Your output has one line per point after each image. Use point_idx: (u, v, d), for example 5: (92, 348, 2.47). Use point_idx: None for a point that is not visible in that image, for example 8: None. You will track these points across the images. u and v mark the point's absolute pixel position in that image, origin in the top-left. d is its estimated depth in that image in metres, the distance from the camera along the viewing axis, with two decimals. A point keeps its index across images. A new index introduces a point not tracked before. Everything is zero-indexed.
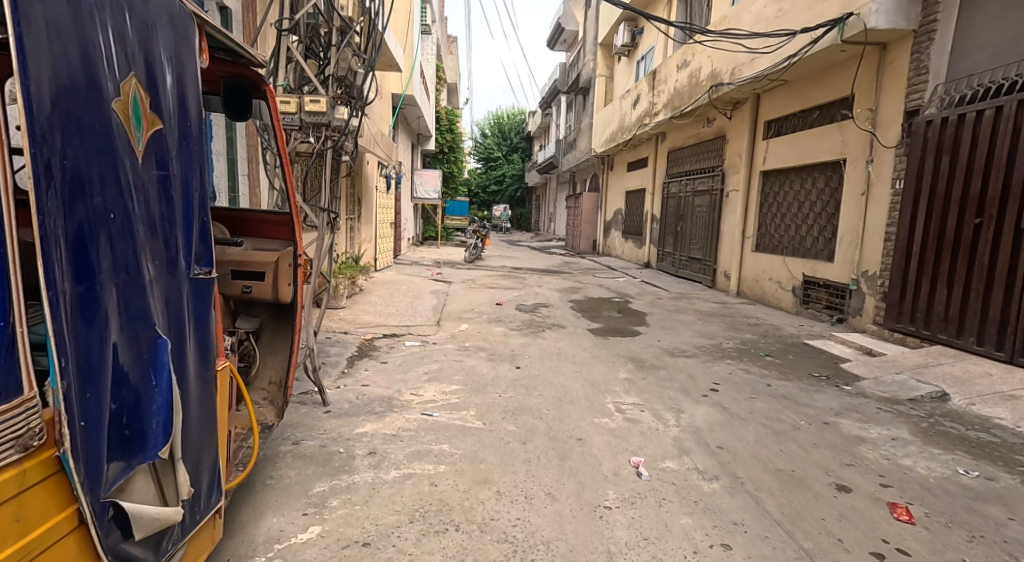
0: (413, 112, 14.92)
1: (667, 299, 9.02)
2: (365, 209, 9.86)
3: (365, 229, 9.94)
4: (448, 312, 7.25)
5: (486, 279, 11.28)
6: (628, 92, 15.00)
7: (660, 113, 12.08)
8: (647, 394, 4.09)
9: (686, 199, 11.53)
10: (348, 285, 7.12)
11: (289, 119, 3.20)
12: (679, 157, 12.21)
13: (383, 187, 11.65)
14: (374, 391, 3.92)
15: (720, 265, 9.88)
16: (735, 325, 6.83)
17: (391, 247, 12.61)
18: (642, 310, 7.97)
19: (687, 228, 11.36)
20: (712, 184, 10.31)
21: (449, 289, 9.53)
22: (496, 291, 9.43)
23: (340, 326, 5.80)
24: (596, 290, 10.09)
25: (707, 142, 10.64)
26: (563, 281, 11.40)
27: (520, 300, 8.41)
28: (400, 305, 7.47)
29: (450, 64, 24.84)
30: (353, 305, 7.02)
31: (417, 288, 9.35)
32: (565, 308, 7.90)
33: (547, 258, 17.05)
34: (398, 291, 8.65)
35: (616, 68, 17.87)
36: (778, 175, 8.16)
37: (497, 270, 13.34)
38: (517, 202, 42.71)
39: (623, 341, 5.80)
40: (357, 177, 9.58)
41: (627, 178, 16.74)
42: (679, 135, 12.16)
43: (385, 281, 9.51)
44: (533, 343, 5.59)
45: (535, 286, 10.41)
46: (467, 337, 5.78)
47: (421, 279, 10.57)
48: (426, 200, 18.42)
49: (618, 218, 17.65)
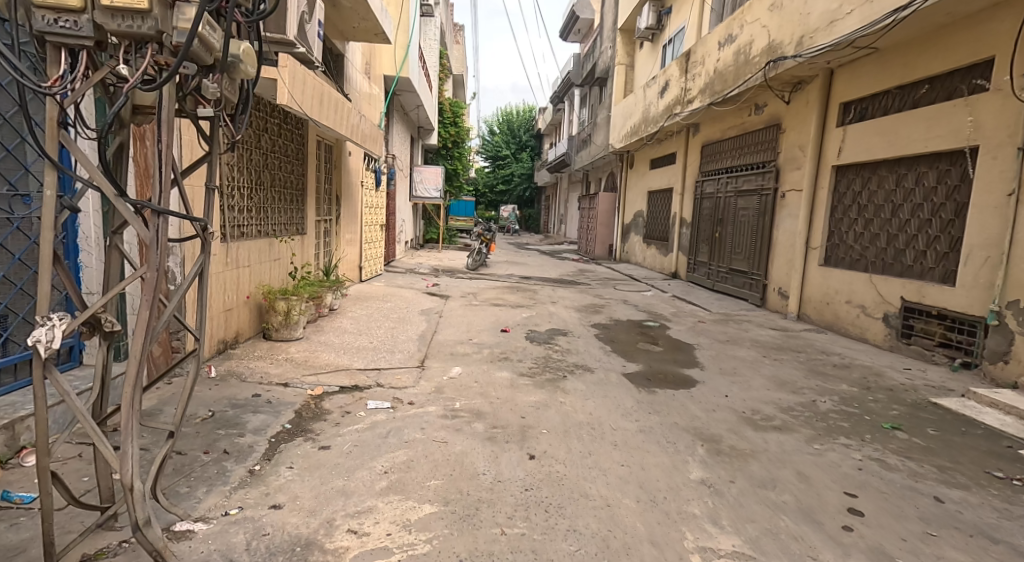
0: (411, 101, 13.37)
1: (712, 324, 7.34)
2: (344, 210, 8.31)
3: (345, 234, 8.35)
4: (440, 343, 5.61)
5: (491, 292, 9.66)
6: (653, 80, 13.37)
7: (696, 100, 10.41)
8: (750, 527, 2.42)
9: (727, 200, 9.86)
10: (309, 308, 5.53)
11: (69, 24, 1.54)
12: (719, 151, 10.51)
13: (371, 184, 10.09)
14: (286, 525, 2.29)
15: (773, 280, 8.20)
16: (817, 368, 5.15)
17: (381, 253, 11.04)
18: (686, 340, 6.31)
19: (728, 235, 9.69)
20: (762, 182, 8.63)
21: (445, 306, 7.91)
22: (501, 310, 7.82)
23: (282, 374, 4.17)
24: (621, 308, 8.44)
25: (755, 132, 9.00)
26: (579, 296, 9.73)
27: (531, 326, 6.77)
28: (378, 333, 5.85)
29: (455, 54, 23.32)
30: (314, 335, 5.40)
31: (407, 305, 7.72)
32: (588, 337, 6.26)
33: (560, 265, 15.40)
34: (381, 312, 7.02)
35: (639, 55, 16.29)
36: (859, 171, 6.48)
37: (503, 280, 11.72)
38: (526, 203, 41.20)
39: (679, 400, 4.13)
40: (334, 170, 7.99)
41: (650, 178, 15.06)
42: (717, 126, 10.52)
43: (367, 297, 7.90)
44: (553, 404, 3.94)
45: (549, 302, 8.78)
46: (460, 391, 4.13)
47: (414, 292, 8.98)
48: (426, 200, 16.87)
49: (638, 221, 16.02)
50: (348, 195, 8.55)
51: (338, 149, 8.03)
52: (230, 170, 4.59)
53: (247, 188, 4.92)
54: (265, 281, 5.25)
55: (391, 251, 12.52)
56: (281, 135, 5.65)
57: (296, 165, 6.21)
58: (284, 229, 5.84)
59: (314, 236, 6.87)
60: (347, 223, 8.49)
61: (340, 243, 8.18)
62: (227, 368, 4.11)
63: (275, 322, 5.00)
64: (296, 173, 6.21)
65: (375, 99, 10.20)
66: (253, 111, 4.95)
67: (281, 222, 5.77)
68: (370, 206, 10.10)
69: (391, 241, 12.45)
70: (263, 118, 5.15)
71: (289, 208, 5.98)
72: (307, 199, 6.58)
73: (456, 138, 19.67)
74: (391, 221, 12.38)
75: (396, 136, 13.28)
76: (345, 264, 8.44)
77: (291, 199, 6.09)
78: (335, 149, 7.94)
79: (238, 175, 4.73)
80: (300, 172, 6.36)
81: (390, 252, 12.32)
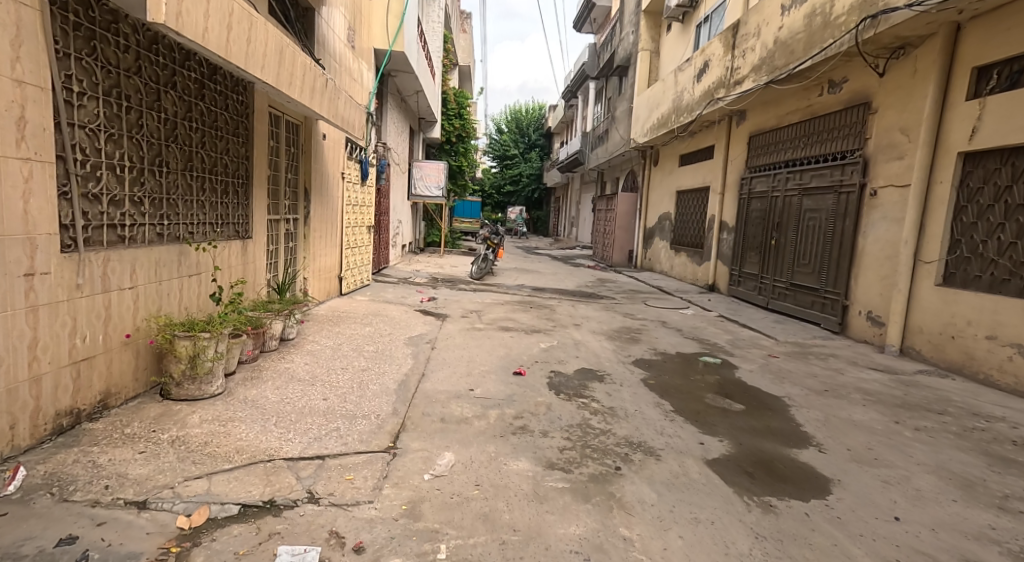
0: (409, 84, 11.74)
1: (789, 361, 5.61)
2: (314, 207, 6.62)
3: (316, 238, 6.70)
4: (431, 398, 3.93)
5: (500, 309, 7.98)
6: (688, 62, 11.70)
7: (747, 79, 8.72)
8: None
9: (790, 199, 8.13)
10: (241, 344, 3.85)
11: None
12: (777, 140, 8.78)
13: (356, 178, 8.42)
14: None
15: (859, 301, 6.47)
16: (995, 449, 3.41)
17: (369, 259, 9.37)
18: (767, 388, 4.60)
19: (791, 243, 7.97)
20: (841, 177, 6.91)
21: (441, 331, 6.22)
22: (515, 338, 6.13)
23: (153, 474, 2.49)
24: (662, 335, 6.73)
25: (831, 116, 7.30)
26: (605, 315, 8.01)
27: (555, 364, 5.07)
28: (343, 379, 4.16)
29: (461, 42, 21.71)
30: (246, 387, 3.71)
31: (393, 329, 6.04)
32: (636, 385, 4.55)
33: (577, 273, 13.70)
34: (357, 340, 5.35)
35: (667, 39, 14.72)
36: (1006, 157, 4.76)
37: (513, 292, 10.04)
38: (534, 204, 39.63)
39: (824, 531, 2.42)
40: (302, 155, 6.31)
41: (682, 176, 13.35)
42: (775, 111, 8.83)
43: (343, 319, 6.23)
44: (616, 549, 2.23)
45: (571, 324, 7.08)
46: (450, 512, 2.43)
47: (405, 310, 7.30)
48: (427, 199, 15.23)
49: (665, 224, 14.35)
50: (321, 189, 6.88)
51: (310, 129, 6.35)
52: (93, 135, 2.90)
53: (136, 167, 3.25)
54: (169, 307, 3.57)
55: (382, 256, 10.84)
56: (204, 97, 3.97)
57: (235, 141, 4.52)
58: (210, 229, 4.16)
59: (265, 239, 5.19)
60: (318, 223, 6.82)
61: (306, 249, 6.50)
62: (53, 464, 2.43)
63: (177, 373, 3.31)
64: (234, 154, 4.51)
65: (364, 74, 8.58)
66: (145, 49, 3.26)
67: (204, 221, 4.07)
68: (354, 203, 8.43)
69: (382, 244, 10.79)
70: (165, 65, 3.47)
71: (220, 200, 4.30)
72: (254, 190, 4.89)
73: (461, 131, 18.01)
74: (383, 221, 10.74)
75: (391, 124, 11.65)
76: (315, 274, 6.75)
77: (225, 189, 4.40)
78: (303, 129, 6.27)
79: (113, 147, 3.05)
80: (243, 152, 4.67)
81: (380, 258, 10.65)
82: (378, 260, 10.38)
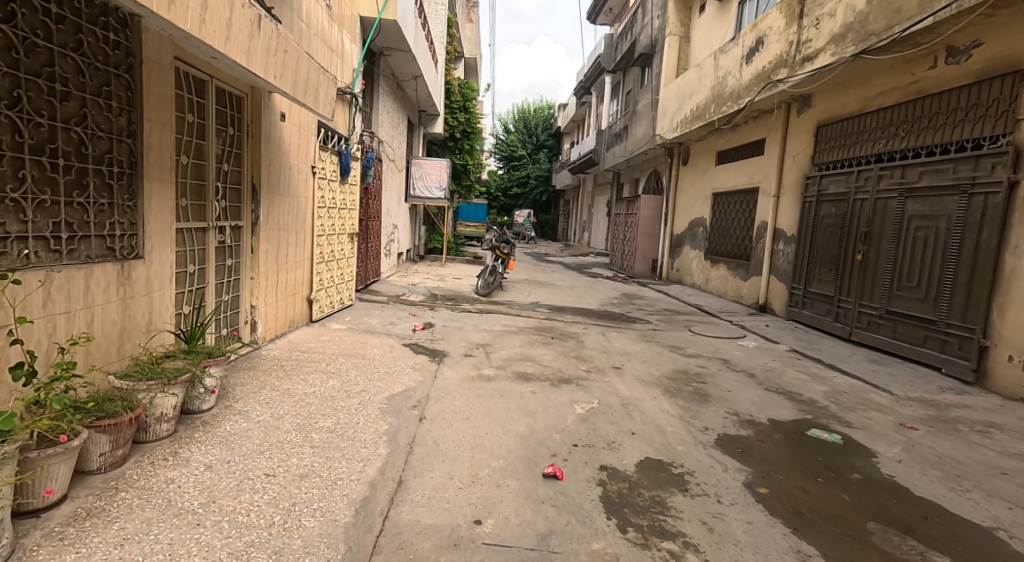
0: (408, 67, 10.13)
1: (938, 437, 3.87)
2: (266, 209, 4.92)
3: (267, 252, 5.02)
4: (408, 555, 2.22)
5: (515, 342, 6.31)
6: (733, 42, 10.03)
7: (824, 52, 7.01)
8: None
9: (885, 203, 6.39)
10: (62, 461, 2.15)
11: None
12: (860, 129, 7.04)
13: (333, 174, 6.75)
14: None
15: (1009, 341, 4.75)
16: None
17: (353, 272, 7.71)
18: (954, 506, 2.87)
19: (888, 259, 6.25)
20: (975, 173, 5.21)
21: (436, 382, 4.53)
22: (539, 393, 4.44)
23: None
24: (734, 386, 5.00)
25: (950, 94, 5.62)
26: (647, 350, 6.32)
27: (605, 451, 3.38)
28: (262, 503, 2.47)
29: (468, 33, 20.21)
30: (60, 547, 2.00)
31: (371, 381, 4.36)
32: (744, 502, 2.83)
33: (598, 288, 12.00)
34: (311, 407, 3.66)
35: (700, 23, 13.10)
36: None
37: (528, 314, 8.34)
38: (542, 208, 38.02)
39: None
40: (248, 139, 4.63)
41: (722, 176, 11.62)
42: (857, 94, 7.13)
43: (302, 364, 4.56)
44: None
45: (609, 368, 5.37)
46: None
47: (393, 346, 5.64)
48: (427, 200, 13.65)
49: (700, 231, 12.66)
50: (279, 185, 5.20)
51: (260, 103, 4.67)
52: None
53: None
54: None
55: (370, 269, 9.17)
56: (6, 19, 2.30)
57: (102, 104, 2.82)
58: (35, 245, 2.48)
59: (173, 256, 3.48)
60: (272, 231, 5.13)
61: (252, 266, 4.82)
62: None
63: None
64: (98, 123, 2.80)
65: (345, 44, 6.93)
66: None
67: (21, 231, 2.41)
68: (331, 205, 6.76)
69: (371, 253, 9.11)
70: None
71: (61, 198, 2.60)
72: (150, 184, 3.18)
73: (466, 125, 16.36)
74: (372, 226, 9.08)
75: (384, 113, 9.99)
76: (267, 299, 5.07)
77: (79, 180, 2.71)
78: (249, 103, 4.59)
79: None
80: (122, 123, 2.95)
81: (367, 270, 8.98)
82: (364, 274, 8.71)
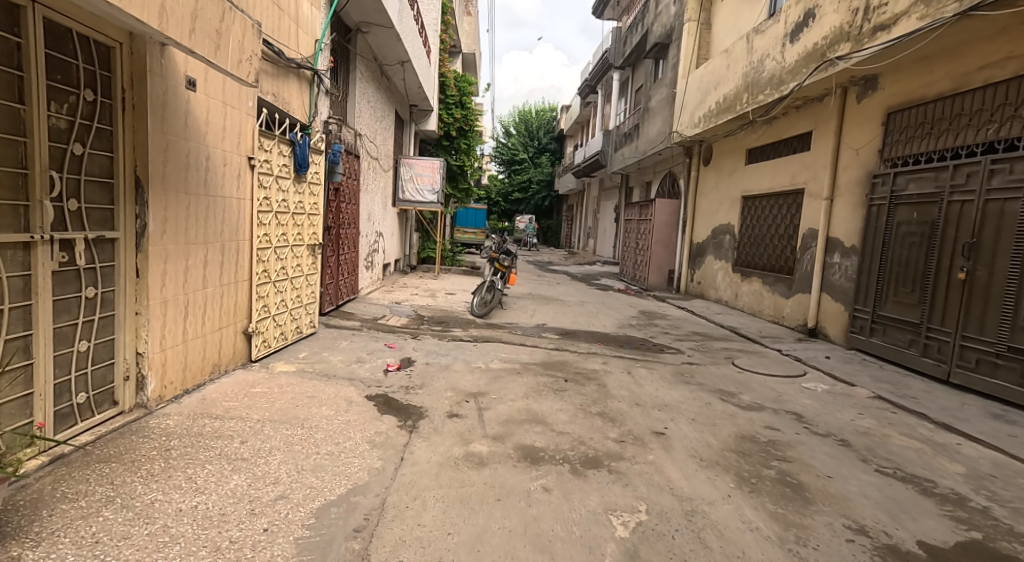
0: (394, 49, 8.74)
1: None
2: (161, 215, 3.42)
3: (164, 275, 3.51)
4: None
5: (519, 388, 4.85)
6: (772, 20, 8.61)
7: (907, 17, 5.57)
8: None
9: (1001, 206, 4.92)
10: None
11: None
12: (956, 113, 5.60)
13: (285, 170, 5.25)
14: None
15: None
16: None
17: (315, 293, 6.21)
18: None
19: (1010, 279, 4.79)
20: None
21: (403, 474, 3.05)
22: (556, 490, 2.97)
23: None
24: (833, 466, 3.51)
25: None
26: (690, 400, 4.84)
27: None
28: None
29: (466, 27, 18.92)
30: None
31: (302, 477, 2.88)
32: None
33: (611, 306, 10.51)
34: (174, 554, 2.15)
35: (724, 6, 11.71)
36: None
37: (534, 343, 6.86)
38: (545, 214, 36.65)
39: None
40: (126, 112, 3.13)
41: (755, 176, 10.15)
42: (951, 69, 5.71)
43: (203, 445, 3.07)
44: None
45: (650, 435, 3.89)
46: None
47: (354, 401, 4.16)
48: (414, 205, 12.34)
49: (729, 240, 11.21)
50: (189, 181, 3.69)
51: (144, 59, 3.18)
52: None
53: None
54: None
55: (343, 287, 7.68)
56: None
57: None
58: None
59: None
60: (177, 246, 3.62)
61: (138, 297, 3.31)
62: None
63: None
64: None
65: (303, 6, 5.49)
66: None
67: None
68: (282, 209, 5.25)
69: (342, 268, 7.61)
70: None
71: None
72: None
73: (462, 123, 14.91)
74: (343, 236, 7.58)
75: (362, 102, 8.54)
76: (164, 344, 3.56)
77: None
78: (126, 58, 3.10)
79: None
80: None
81: (339, 288, 7.50)
82: (333, 294, 7.23)
